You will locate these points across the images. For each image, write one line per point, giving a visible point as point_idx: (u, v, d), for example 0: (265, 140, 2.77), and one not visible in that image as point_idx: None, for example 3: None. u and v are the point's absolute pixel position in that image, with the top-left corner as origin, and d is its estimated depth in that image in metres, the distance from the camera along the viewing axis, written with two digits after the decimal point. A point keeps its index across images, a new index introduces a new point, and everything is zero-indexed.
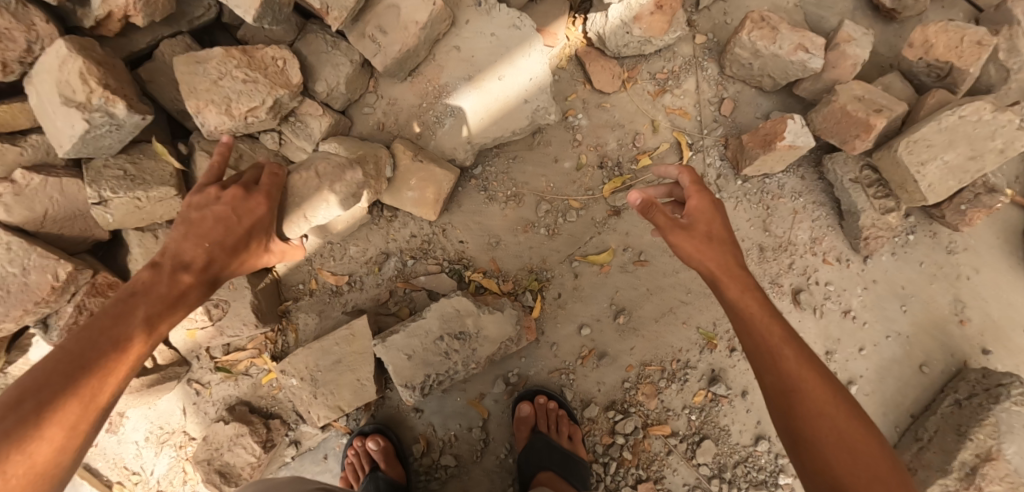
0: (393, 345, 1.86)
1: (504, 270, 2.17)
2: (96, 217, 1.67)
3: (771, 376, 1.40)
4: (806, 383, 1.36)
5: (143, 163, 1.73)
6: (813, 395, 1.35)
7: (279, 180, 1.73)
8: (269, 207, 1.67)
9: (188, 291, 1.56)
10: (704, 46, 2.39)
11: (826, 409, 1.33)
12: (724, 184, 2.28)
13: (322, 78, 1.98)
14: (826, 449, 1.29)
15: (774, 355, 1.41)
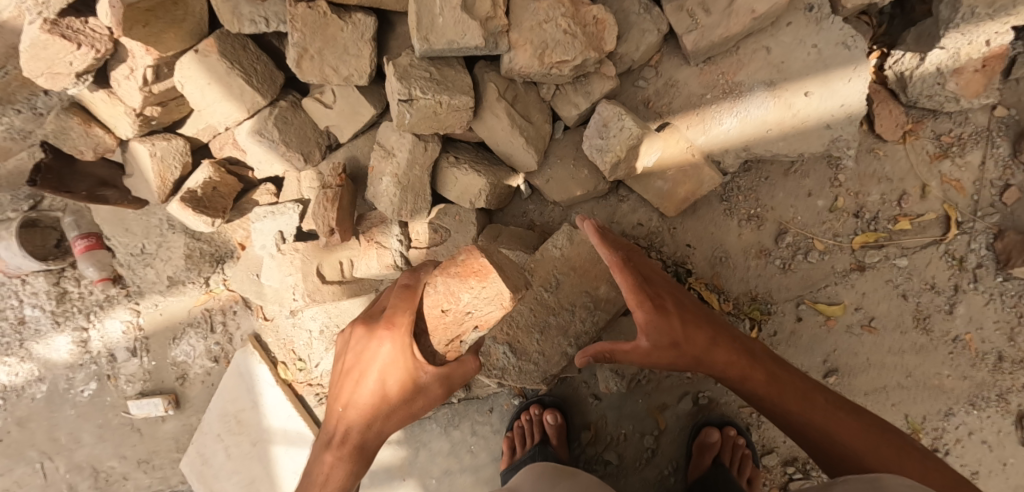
0: (618, 327, 1.84)
1: (725, 289, 2.07)
2: (397, 113, 1.63)
3: (805, 411, 1.55)
4: (789, 395, 1.57)
5: (443, 71, 1.70)
6: (802, 396, 1.57)
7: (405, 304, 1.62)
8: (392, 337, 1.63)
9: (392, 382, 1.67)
10: (1002, 120, 2.12)
11: (804, 407, 1.55)
12: (982, 275, 2.06)
13: (624, 39, 1.86)
14: (834, 433, 1.53)
15: (783, 395, 1.57)
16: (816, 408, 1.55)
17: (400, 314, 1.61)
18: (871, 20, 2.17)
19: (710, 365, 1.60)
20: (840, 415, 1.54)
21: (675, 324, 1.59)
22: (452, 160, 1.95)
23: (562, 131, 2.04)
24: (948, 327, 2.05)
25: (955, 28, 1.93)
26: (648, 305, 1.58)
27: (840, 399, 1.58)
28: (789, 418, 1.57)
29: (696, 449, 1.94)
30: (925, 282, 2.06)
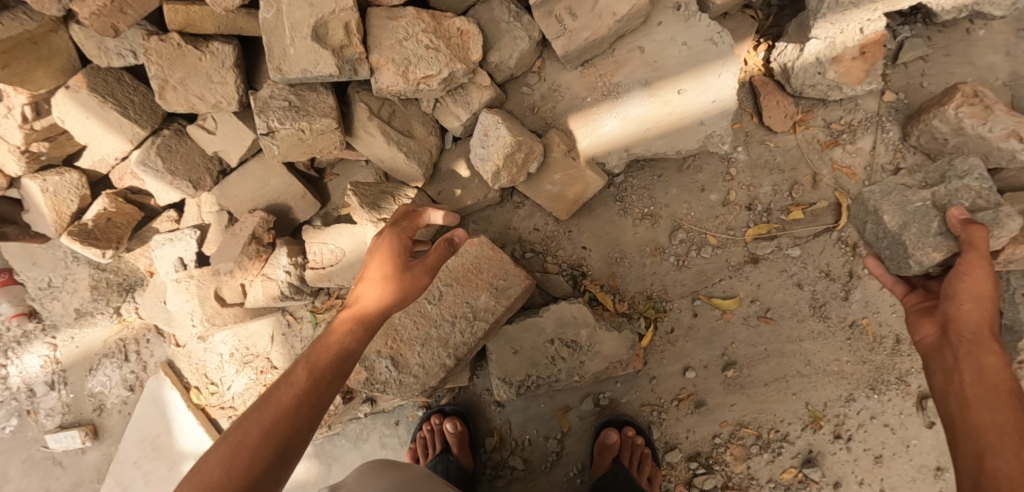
0: (503, 336, 1.86)
1: (622, 289, 2.08)
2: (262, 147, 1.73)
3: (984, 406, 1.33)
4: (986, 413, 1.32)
5: (306, 95, 1.76)
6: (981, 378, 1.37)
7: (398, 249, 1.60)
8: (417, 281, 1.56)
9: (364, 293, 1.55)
10: (891, 105, 2.13)
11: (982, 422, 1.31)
12: (876, 260, 2.07)
13: (496, 47, 1.88)
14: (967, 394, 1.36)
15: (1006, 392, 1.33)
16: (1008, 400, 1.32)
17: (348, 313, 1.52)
18: (756, 12, 2.16)
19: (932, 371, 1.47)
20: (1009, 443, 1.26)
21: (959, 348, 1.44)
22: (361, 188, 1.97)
23: (453, 142, 2.06)
24: (845, 312, 2.07)
25: (824, 19, 1.94)
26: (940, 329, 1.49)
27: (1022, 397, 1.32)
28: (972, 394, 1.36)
29: (597, 449, 1.98)
30: (820, 270, 2.08)
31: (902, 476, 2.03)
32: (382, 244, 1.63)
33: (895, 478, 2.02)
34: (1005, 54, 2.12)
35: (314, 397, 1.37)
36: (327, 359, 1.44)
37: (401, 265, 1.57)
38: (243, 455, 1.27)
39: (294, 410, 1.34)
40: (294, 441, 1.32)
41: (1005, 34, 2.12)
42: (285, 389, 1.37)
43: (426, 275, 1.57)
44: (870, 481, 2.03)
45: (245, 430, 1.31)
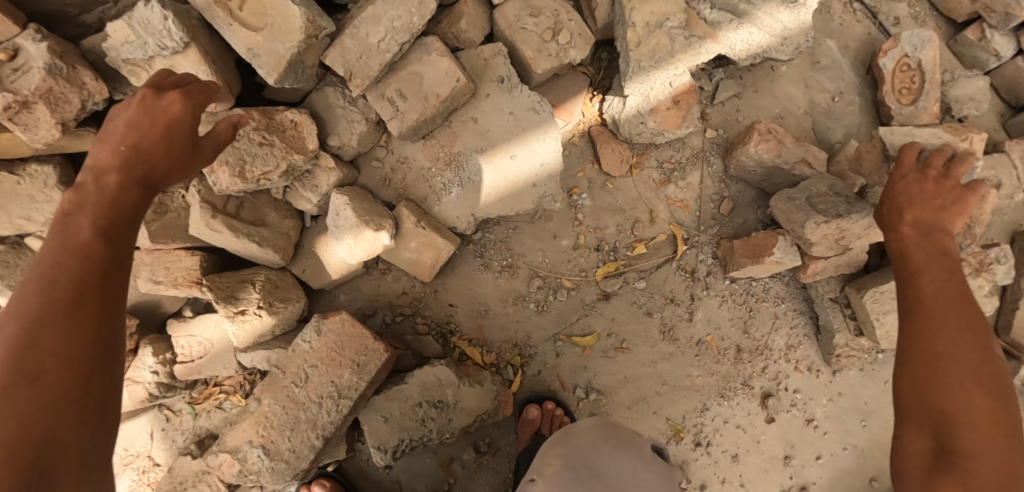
0: (372, 407, 1.93)
1: (489, 341, 2.20)
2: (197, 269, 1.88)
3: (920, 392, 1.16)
4: (943, 341, 1.16)
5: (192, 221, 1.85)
6: (953, 356, 1.15)
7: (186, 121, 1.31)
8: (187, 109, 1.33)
9: (118, 200, 1.18)
10: (713, 141, 2.40)
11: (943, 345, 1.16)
12: (712, 281, 2.33)
13: (336, 132, 1.97)
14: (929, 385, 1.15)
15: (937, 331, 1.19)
16: (939, 339, 1.17)
17: (112, 187, 1.19)
18: (587, 68, 2.38)
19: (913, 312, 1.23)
20: (975, 407, 1.10)
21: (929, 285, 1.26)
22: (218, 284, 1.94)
23: (312, 219, 2.15)
24: (691, 332, 2.30)
25: (633, 80, 2.16)
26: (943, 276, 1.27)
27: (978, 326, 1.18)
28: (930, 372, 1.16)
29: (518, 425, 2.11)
30: (665, 296, 2.30)
31: (756, 469, 2.30)
32: (153, 111, 1.29)
33: (750, 471, 2.30)
34: (802, 85, 2.52)
35: (84, 259, 1.09)
36: (53, 353, 1.01)
37: (174, 142, 1.29)
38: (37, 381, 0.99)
39: (13, 375, 0.98)
40: (67, 361, 1.02)
41: (800, 69, 2.52)
42: (55, 300, 1.04)
43: (154, 133, 1.27)
44: (730, 478, 2.29)
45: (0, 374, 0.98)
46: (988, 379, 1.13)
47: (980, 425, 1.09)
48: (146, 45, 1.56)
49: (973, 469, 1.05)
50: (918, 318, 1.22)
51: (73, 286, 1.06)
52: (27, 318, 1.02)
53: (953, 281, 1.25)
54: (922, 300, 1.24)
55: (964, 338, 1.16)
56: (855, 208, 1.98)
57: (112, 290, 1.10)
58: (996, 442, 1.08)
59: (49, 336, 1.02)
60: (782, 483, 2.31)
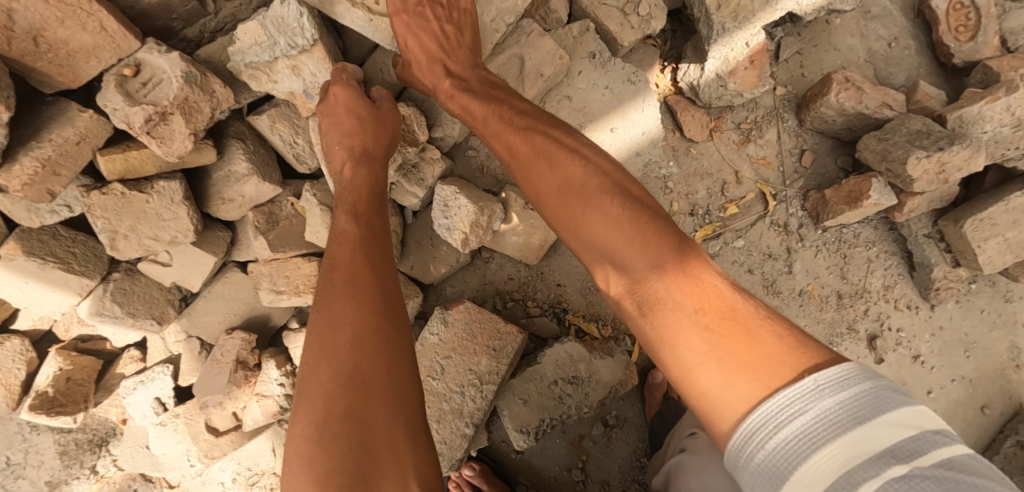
0: (508, 390, 1.91)
1: (601, 314, 2.19)
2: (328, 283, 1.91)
3: (683, 341, 1.23)
4: (676, 294, 1.25)
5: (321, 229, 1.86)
6: (706, 317, 1.22)
7: (382, 117, 1.73)
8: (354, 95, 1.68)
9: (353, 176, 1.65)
10: (784, 98, 2.46)
11: (700, 307, 1.23)
12: (806, 233, 2.37)
13: (438, 123, 1.97)
14: (717, 341, 1.20)
15: (695, 294, 1.25)
16: (694, 296, 1.24)
17: (356, 202, 1.60)
18: (655, 40, 2.42)
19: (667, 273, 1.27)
20: (672, 278, 1.27)
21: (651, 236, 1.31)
22: None
23: (413, 215, 2.14)
24: (793, 284, 2.36)
25: (716, 43, 2.20)
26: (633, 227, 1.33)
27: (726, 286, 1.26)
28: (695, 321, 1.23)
29: (645, 391, 2.14)
30: (763, 253, 2.36)
31: None
32: (342, 105, 1.68)
33: None
34: (859, 36, 2.57)
35: (363, 268, 1.46)
36: (354, 337, 1.36)
37: (371, 118, 1.70)
38: (350, 361, 1.33)
39: (328, 357, 1.34)
40: (370, 347, 1.35)
41: (854, 20, 2.56)
42: (331, 313, 1.39)
43: (347, 116, 1.67)
44: None
45: (327, 357, 1.34)
46: (688, 274, 1.27)
47: (684, 293, 1.25)
48: (276, 45, 1.65)
49: (698, 319, 1.22)
50: (608, 202, 1.38)
51: (357, 293, 1.41)
52: (343, 313, 1.39)
53: (558, 162, 1.47)
54: (571, 179, 1.44)
55: (649, 227, 1.32)
56: (958, 140, 2.01)
57: (369, 292, 1.42)
58: (715, 310, 1.23)
59: (357, 336, 1.36)
60: None
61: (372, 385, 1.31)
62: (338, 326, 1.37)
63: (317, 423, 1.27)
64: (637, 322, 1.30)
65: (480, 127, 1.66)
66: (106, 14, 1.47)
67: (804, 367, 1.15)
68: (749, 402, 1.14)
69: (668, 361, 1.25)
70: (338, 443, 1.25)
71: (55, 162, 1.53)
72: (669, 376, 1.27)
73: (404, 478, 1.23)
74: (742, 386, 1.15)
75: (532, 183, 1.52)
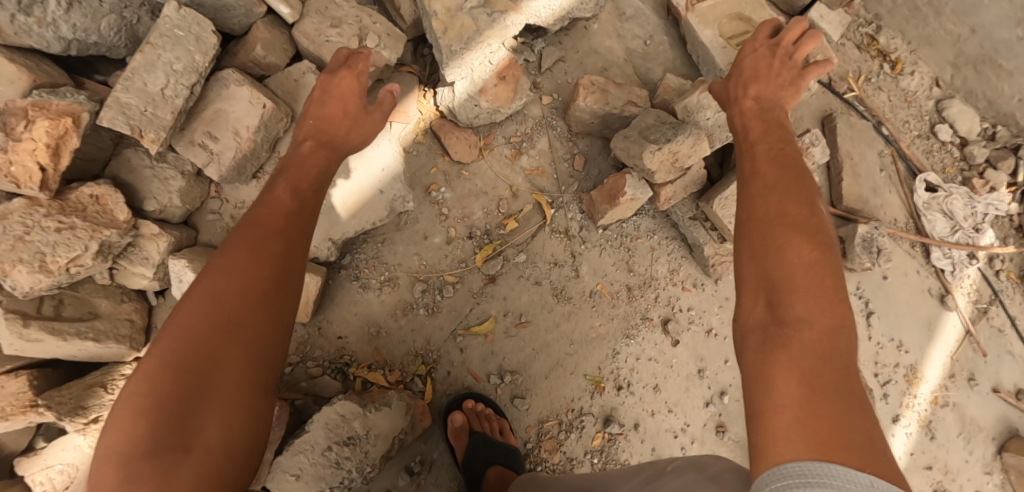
0: (279, 467, 1.72)
1: (390, 360, 2.11)
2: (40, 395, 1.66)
3: (780, 390, 1.08)
4: (810, 337, 1.14)
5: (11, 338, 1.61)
6: (798, 356, 1.12)
7: (358, 121, 1.69)
8: (358, 83, 1.70)
9: (309, 157, 1.59)
10: (551, 105, 2.49)
11: (782, 361, 1.12)
12: (587, 235, 2.40)
13: (150, 194, 1.78)
14: (806, 391, 1.07)
15: (817, 338, 1.13)
16: (810, 335, 1.14)
17: (293, 174, 1.54)
18: (411, 67, 2.37)
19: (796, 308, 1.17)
20: (816, 331, 1.14)
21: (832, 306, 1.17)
22: (58, 395, 1.69)
23: (158, 295, 1.93)
24: (582, 286, 2.35)
25: (450, 66, 2.16)
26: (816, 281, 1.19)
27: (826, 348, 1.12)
28: (805, 364, 1.10)
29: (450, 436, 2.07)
30: (548, 262, 2.34)
31: (677, 391, 2.39)
32: (337, 89, 1.67)
33: (673, 395, 2.38)
34: (615, 37, 2.63)
35: (275, 241, 1.38)
36: (229, 300, 1.31)
37: (349, 114, 1.67)
38: (220, 321, 1.29)
39: (198, 309, 1.29)
40: (235, 317, 1.30)
41: (609, 22, 2.62)
42: (231, 267, 1.33)
43: (337, 106, 1.66)
44: (658, 408, 2.35)
45: (196, 313, 1.29)
46: (829, 355, 1.11)
47: (819, 350, 1.12)
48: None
49: (801, 374, 1.09)
50: (790, 237, 1.24)
51: (252, 257, 1.35)
52: (235, 275, 1.32)
53: (756, 198, 1.35)
54: (781, 213, 1.28)
55: (783, 236, 1.25)
56: (681, 129, 2.12)
57: (276, 269, 1.36)
58: (813, 361, 1.11)
59: (231, 302, 1.30)
60: (703, 396, 2.41)
61: (237, 350, 1.29)
62: (215, 286, 1.31)
63: (163, 369, 1.24)
64: (750, 357, 1.17)
65: (747, 172, 1.42)
66: None
67: (874, 465, 0.97)
68: (806, 446, 1.00)
69: (750, 395, 1.13)
70: (178, 396, 1.23)
71: None
72: (747, 400, 1.14)
73: (226, 432, 1.26)
74: (808, 415, 1.04)
75: (750, 206, 1.34)
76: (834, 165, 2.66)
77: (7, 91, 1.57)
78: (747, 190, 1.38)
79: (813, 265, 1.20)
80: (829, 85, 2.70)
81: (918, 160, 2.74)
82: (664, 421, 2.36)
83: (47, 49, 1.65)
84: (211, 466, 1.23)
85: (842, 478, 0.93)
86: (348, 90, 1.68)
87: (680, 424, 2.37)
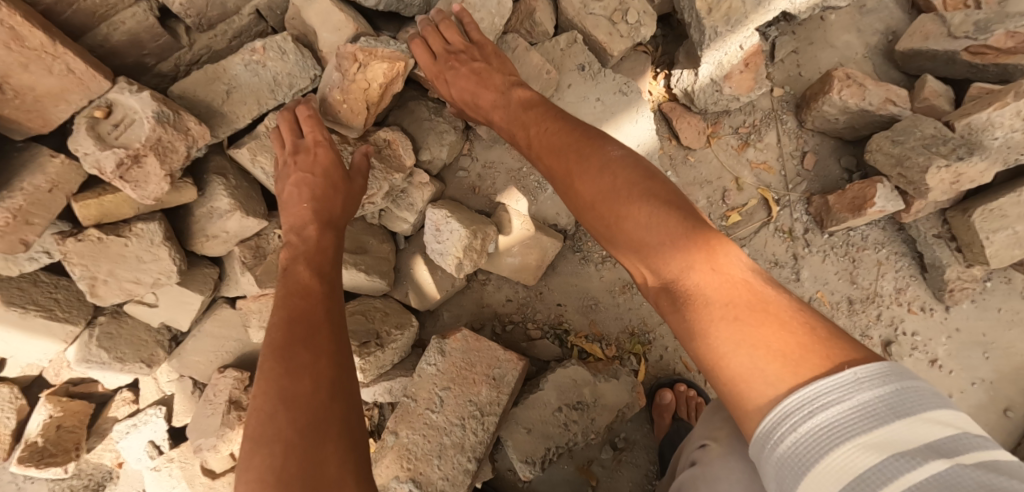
0: (512, 419, 1.84)
1: (605, 334, 2.14)
2: None
3: (743, 358, 1.06)
4: (726, 309, 1.10)
5: None
6: (742, 324, 1.08)
7: (350, 190, 1.66)
8: (325, 148, 1.63)
9: (322, 237, 1.57)
10: (782, 99, 2.38)
11: (710, 322, 1.11)
12: (812, 238, 2.30)
13: (426, 146, 1.92)
14: (757, 341, 1.06)
15: (719, 304, 1.11)
16: (718, 302, 1.12)
17: (303, 256, 1.51)
18: (647, 47, 2.36)
19: (688, 263, 1.18)
20: (705, 265, 1.16)
21: (705, 259, 1.16)
22: None
23: (405, 240, 2.09)
24: (801, 292, 2.29)
25: (709, 48, 2.13)
26: (685, 230, 1.21)
27: (741, 297, 1.11)
28: (716, 324, 1.10)
29: (655, 413, 2.07)
30: (768, 261, 2.30)
31: None
32: (306, 163, 1.62)
33: None
34: (855, 31, 2.45)
35: (291, 311, 1.35)
36: (269, 372, 1.24)
37: (335, 179, 1.63)
38: (283, 393, 1.20)
39: (281, 388, 1.21)
40: (303, 382, 1.22)
41: (850, 15, 2.45)
42: (276, 339, 1.29)
43: (318, 180, 1.60)
44: None
45: (263, 395, 1.22)
46: (756, 309, 1.09)
47: (732, 302, 1.11)
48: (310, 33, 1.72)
49: (744, 330, 1.07)
50: (620, 201, 1.30)
51: (281, 327, 1.30)
52: (287, 343, 1.27)
53: (581, 176, 1.37)
54: (593, 196, 1.34)
55: (660, 203, 1.26)
56: (976, 150, 1.94)
57: (328, 334, 1.31)
58: (770, 326, 1.07)
59: (288, 367, 1.23)
60: None
61: (319, 413, 1.18)
62: (275, 362, 1.25)
63: (268, 458, 1.13)
64: (670, 320, 1.19)
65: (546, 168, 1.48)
66: (75, 56, 1.45)
67: (855, 355, 1.01)
68: (778, 383, 1.02)
69: (700, 355, 1.12)
70: (279, 480, 1.09)
71: (27, 212, 1.50)
72: (701, 368, 1.13)
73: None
74: (770, 362, 1.03)
75: (573, 194, 1.39)
76: None
77: (333, 38, 1.73)
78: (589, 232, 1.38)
79: (673, 224, 1.22)
80: None
81: None
82: None
83: (363, 2, 1.78)
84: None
85: (830, 398, 0.95)
86: (313, 160, 1.62)
87: None
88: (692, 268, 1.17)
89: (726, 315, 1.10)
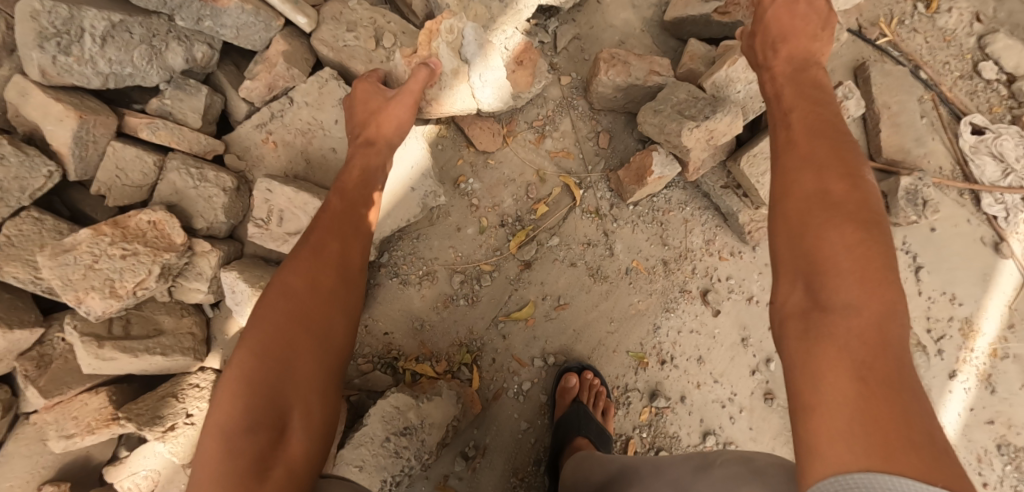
0: (343, 459, 1.85)
1: (435, 351, 2.21)
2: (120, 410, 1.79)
3: (831, 394, 1.05)
4: (855, 345, 1.08)
5: (90, 358, 1.74)
6: (854, 366, 1.06)
7: (385, 114, 1.77)
8: (370, 82, 1.84)
9: (356, 187, 1.74)
10: (571, 85, 2.39)
11: (820, 356, 1.10)
12: (618, 212, 2.35)
13: (197, 213, 1.86)
14: (865, 397, 1.03)
15: (845, 337, 1.09)
16: (855, 341, 1.08)
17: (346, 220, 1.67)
18: None
19: (828, 305, 1.13)
20: (871, 323, 1.09)
21: (868, 310, 1.10)
22: (135, 406, 1.82)
23: (214, 307, 2.01)
24: (617, 264, 2.34)
25: None
26: (857, 278, 1.13)
27: (865, 356, 1.06)
28: (817, 360, 1.10)
29: (559, 394, 2.20)
30: (582, 243, 2.33)
31: (723, 361, 2.36)
32: (361, 99, 1.82)
33: (719, 365, 2.36)
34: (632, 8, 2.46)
35: (338, 264, 1.58)
36: (271, 307, 1.49)
37: (370, 107, 1.80)
38: (273, 331, 1.45)
39: (278, 320, 1.47)
40: (297, 325, 1.47)
41: None
42: (293, 281, 1.53)
43: (363, 107, 1.80)
44: (703, 379, 2.35)
45: (259, 325, 1.47)
46: (886, 375, 1.04)
47: (865, 345, 1.07)
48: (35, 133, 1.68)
49: (856, 375, 1.05)
50: (831, 229, 1.18)
51: (320, 274, 1.55)
52: (300, 291, 1.52)
53: (789, 180, 1.29)
54: (826, 192, 1.23)
55: (852, 231, 1.17)
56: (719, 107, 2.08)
57: (334, 283, 1.56)
58: (887, 380, 1.04)
59: (293, 315, 1.48)
60: (749, 363, 2.37)
61: (300, 353, 1.44)
62: (287, 299, 1.50)
63: (248, 373, 1.40)
64: (790, 343, 1.16)
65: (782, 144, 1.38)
66: None
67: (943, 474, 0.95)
68: (864, 456, 0.98)
69: (794, 390, 1.11)
70: (256, 400, 1.37)
71: None
72: (790, 396, 1.13)
73: (308, 431, 1.41)
74: (861, 433, 1.00)
75: (784, 192, 1.29)
76: (870, 115, 2.48)
77: (59, 129, 1.69)
78: (770, 196, 1.33)
79: (851, 259, 1.14)
80: (858, 33, 2.48)
81: (961, 102, 2.48)
82: (711, 392, 2.35)
83: (88, 85, 1.73)
84: (299, 454, 1.37)
85: None
86: (362, 92, 1.82)
87: (727, 394, 2.36)
88: (833, 303, 1.13)
89: (851, 369, 1.06)
